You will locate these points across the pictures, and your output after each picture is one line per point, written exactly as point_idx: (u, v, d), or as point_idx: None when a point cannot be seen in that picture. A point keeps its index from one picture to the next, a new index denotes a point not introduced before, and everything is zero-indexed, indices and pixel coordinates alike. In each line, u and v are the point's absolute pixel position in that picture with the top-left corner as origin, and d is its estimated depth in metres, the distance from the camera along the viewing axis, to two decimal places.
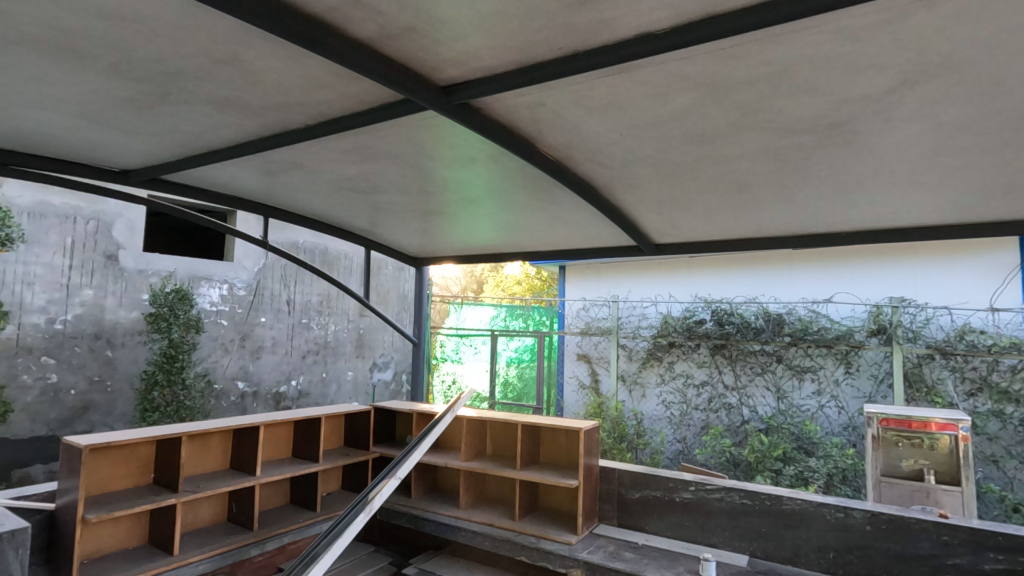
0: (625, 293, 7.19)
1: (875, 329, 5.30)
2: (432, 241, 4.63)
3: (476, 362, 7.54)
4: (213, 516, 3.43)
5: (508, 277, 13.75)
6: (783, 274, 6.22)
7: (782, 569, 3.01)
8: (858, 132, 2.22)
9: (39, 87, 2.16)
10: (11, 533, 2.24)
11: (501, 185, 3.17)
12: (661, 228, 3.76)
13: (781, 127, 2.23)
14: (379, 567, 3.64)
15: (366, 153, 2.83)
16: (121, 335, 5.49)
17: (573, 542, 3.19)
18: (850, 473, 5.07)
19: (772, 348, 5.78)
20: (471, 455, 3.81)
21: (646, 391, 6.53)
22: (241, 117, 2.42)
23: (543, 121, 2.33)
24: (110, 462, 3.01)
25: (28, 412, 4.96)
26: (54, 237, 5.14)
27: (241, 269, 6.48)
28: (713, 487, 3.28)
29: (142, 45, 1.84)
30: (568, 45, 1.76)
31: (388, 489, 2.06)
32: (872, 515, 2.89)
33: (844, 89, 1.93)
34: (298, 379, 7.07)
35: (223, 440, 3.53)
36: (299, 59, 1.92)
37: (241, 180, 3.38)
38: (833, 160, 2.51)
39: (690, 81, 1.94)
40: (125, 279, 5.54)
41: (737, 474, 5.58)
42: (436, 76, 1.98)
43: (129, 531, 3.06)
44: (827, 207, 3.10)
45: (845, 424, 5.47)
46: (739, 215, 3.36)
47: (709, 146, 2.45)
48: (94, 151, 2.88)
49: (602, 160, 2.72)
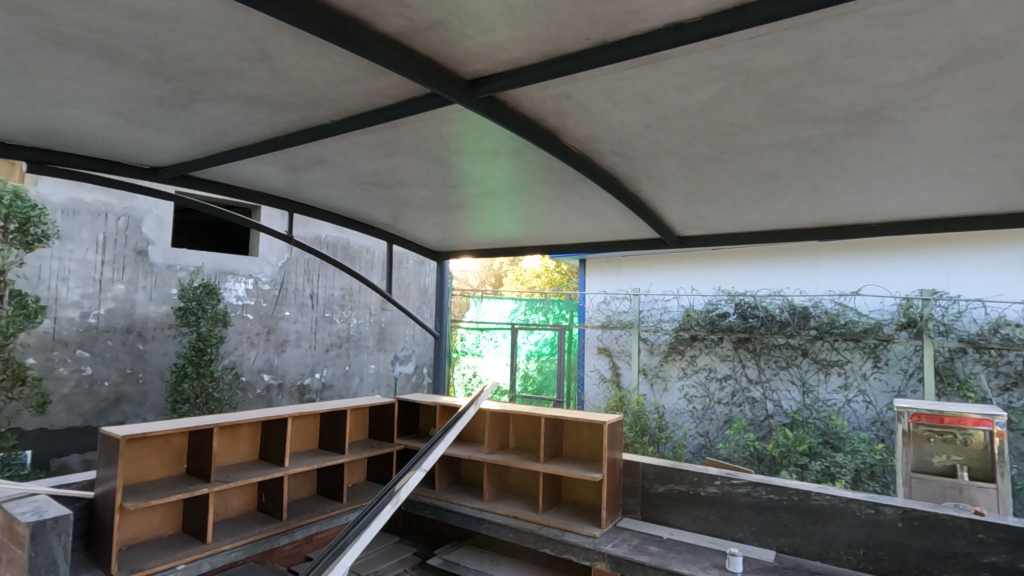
0: (646, 286, 7.14)
1: (905, 322, 5.18)
2: (453, 235, 4.65)
3: (496, 356, 7.59)
4: (244, 505, 3.52)
5: (528, 271, 13.80)
6: (809, 267, 6.10)
7: (810, 565, 2.97)
8: (893, 120, 2.16)
9: (76, 87, 2.21)
10: (54, 520, 2.33)
11: (524, 178, 3.16)
12: (685, 221, 3.73)
13: (813, 116, 2.18)
14: (404, 558, 3.68)
15: (390, 149, 2.85)
16: (151, 329, 5.65)
17: (598, 535, 3.19)
18: (879, 468, 4.99)
19: (797, 342, 5.69)
20: (494, 448, 3.83)
21: (668, 385, 6.50)
22: (269, 113, 2.45)
23: (569, 114, 2.32)
24: (146, 452, 3.09)
25: (65, 403, 5.11)
26: (87, 233, 5.27)
27: (266, 264, 6.58)
28: (739, 481, 3.25)
29: (175, 43, 1.87)
30: (596, 37, 1.75)
31: (414, 480, 2.04)
32: (904, 511, 2.84)
33: (879, 76, 1.88)
34: (321, 372, 7.18)
35: (253, 432, 3.60)
36: (327, 55, 1.94)
37: (268, 177, 3.43)
38: (867, 150, 2.45)
39: (719, 71, 1.91)
40: (154, 274, 5.68)
41: (762, 469, 5.52)
42: (463, 70, 1.98)
43: (164, 520, 3.15)
44: (858, 197, 3.04)
45: (873, 419, 5.38)
46: (766, 207, 3.31)
47: (737, 136, 2.41)
48: (127, 150, 2.94)
49: (627, 152, 2.69)
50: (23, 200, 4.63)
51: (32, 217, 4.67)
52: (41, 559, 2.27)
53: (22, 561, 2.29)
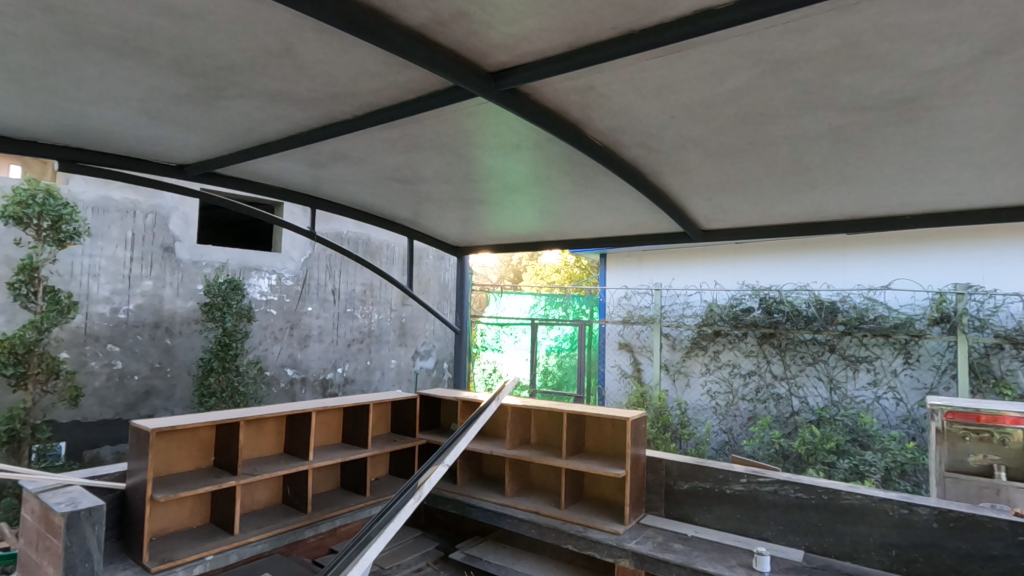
0: (667, 281, 7.05)
1: (938, 317, 5.05)
2: (473, 229, 4.64)
3: (516, 351, 7.56)
4: (270, 498, 3.57)
5: (547, 266, 13.74)
6: (837, 261, 5.95)
7: (840, 565, 2.91)
8: (931, 107, 2.08)
9: (105, 86, 2.24)
10: (88, 511, 2.38)
11: (546, 172, 3.13)
12: (709, 214, 3.66)
13: (846, 104, 2.11)
14: (426, 552, 3.70)
15: (412, 144, 2.85)
16: (179, 324, 5.76)
17: (621, 532, 3.17)
18: (910, 467, 4.87)
19: (824, 337, 5.57)
20: (516, 443, 3.82)
21: (690, 380, 6.42)
22: (292, 109, 2.46)
23: (593, 105, 2.28)
24: (175, 445, 3.15)
25: (97, 396, 5.26)
26: (116, 230, 5.39)
27: (288, 260, 6.66)
28: (766, 479, 3.19)
29: (201, 40, 1.89)
30: (623, 25, 1.71)
31: (437, 475, 2.03)
32: (939, 512, 2.76)
33: (918, 62, 1.80)
34: (343, 367, 7.26)
35: (277, 426, 3.65)
36: (350, 50, 1.93)
37: (291, 173, 3.45)
38: (902, 139, 2.37)
39: (750, 59, 1.86)
40: (181, 270, 5.79)
41: (787, 467, 5.43)
42: (485, 62, 1.95)
43: (192, 511, 3.20)
44: (891, 188, 2.94)
45: (904, 417, 5.24)
46: (794, 199, 3.23)
47: (766, 127, 2.35)
48: (155, 148, 2.99)
49: (651, 144, 2.64)
50: (55, 199, 4.71)
51: (64, 215, 4.73)
52: (76, 548, 2.33)
53: (58, 550, 2.35)
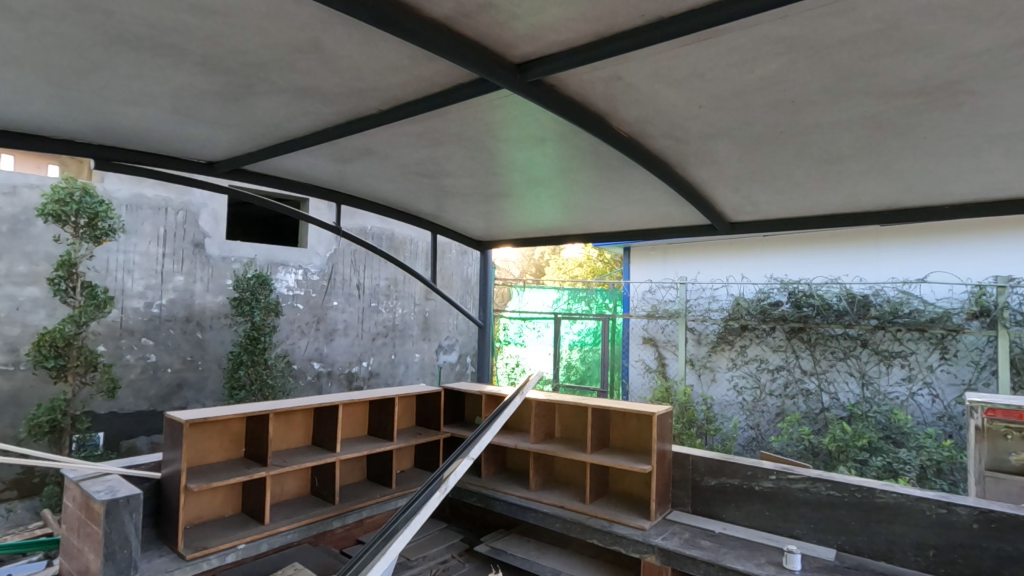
0: (693, 275, 6.94)
1: (977, 311, 4.88)
2: (496, 223, 4.63)
3: (539, 345, 7.53)
4: (298, 489, 3.63)
5: (569, 260, 13.72)
6: (870, 253, 5.78)
7: (874, 565, 2.84)
8: (974, 91, 2.00)
9: (139, 84, 2.29)
10: (127, 499, 2.46)
11: (571, 164, 3.10)
12: (737, 206, 3.59)
13: (884, 90, 2.04)
14: (451, 545, 3.73)
15: (436, 138, 2.85)
16: (209, 318, 5.89)
17: (647, 527, 3.14)
18: (946, 466, 4.72)
19: (856, 332, 5.43)
20: (540, 437, 3.82)
21: (716, 375, 6.34)
22: (319, 105, 2.48)
23: (619, 96, 2.25)
24: (207, 436, 3.23)
25: (132, 388, 5.42)
26: (149, 227, 5.53)
27: (314, 255, 6.74)
28: (796, 477, 3.13)
29: (230, 37, 1.90)
30: (652, 12, 1.67)
31: (463, 468, 1.93)
32: (980, 512, 2.67)
33: (961, 44, 1.73)
34: (368, 360, 7.35)
35: (306, 418, 3.71)
36: (376, 44, 1.94)
37: (317, 169, 3.48)
38: (942, 125, 2.28)
39: (783, 46, 1.80)
40: (211, 265, 5.91)
41: (817, 464, 5.31)
42: (510, 53, 1.94)
43: (225, 501, 3.28)
44: (930, 177, 2.83)
45: (940, 413, 5.09)
46: (826, 189, 3.14)
47: (798, 115, 2.28)
48: (185, 145, 3.05)
49: (679, 135, 2.59)
50: (91, 196, 4.84)
51: (99, 212, 4.86)
52: (115, 534, 2.42)
53: (98, 536, 2.44)
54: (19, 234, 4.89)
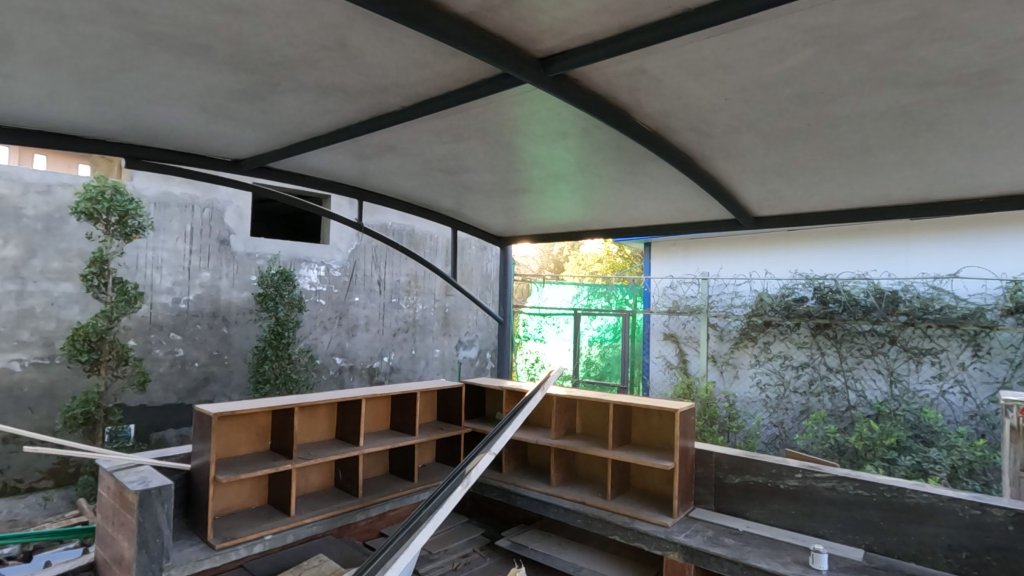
0: (715, 271, 6.84)
1: (1011, 308, 4.74)
2: (516, 219, 4.62)
3: (558, 341, 7.60)
4: (323, 482, 3.69)
5: (588, 255, 13.67)
6: (899, 247, 5.64)
7: (904, 565, 2.78)
8: (1012, 79, 1.93)
9: (169, 84, 2.34)
10: (158, 489, 2.53)
11: (592, 159, 3.07)
12: (762, 200, 3.52)
13: (917, 80, 1.98)
14: (472, 538, 3.75)
15: (458, 134, 2.85)
16: (235, 313, 6.00)
17: (669, 524, 3.12)
18: (978, 466, 4.62)
19: (883, 329, 5.33)
20: (561, 433, 3.81)
21: (738, 372, 6.25)
22: (343, 102, 2.50)
23: (643, 90, 2.22)
24: (234, 429, 3.29)
25: (161, 381, 5.56)
26: (176, 224, 5.66)
27: (336, 252, 6.81)
28: (823, 475, 3.08)
29: (258, 36, 1.93)
30: (678, 3, 1.64)
31: (484, 463, 1.95)
32: (1015, 514, 2.59)
33: (1000, 32, 1.67)
34: (389, 355, 7.42)
35: (329, 412, 3.76)
36: (400, 40, 1.94)
37: (339, 166, 3.51)
38: (979, 115, 2.20)
39: (813, 36, 1.76)
40: (236, 261, 6.02)
41: (843, 463, 5.22)
42: (534, 47, 1.93)
43: (252, 492, 3.35)
44: (964, 169, 2.75)
45: (972, 412, 4.96)
46: (854, 182, 3.06)
47: (829, 106, 2.23)
48: (213, 144, 3.10)
49: (703, 128, 2.56)
50: (122, 194, 4.93)
51: (129, 210, 4.95)
52: (147, 523, 2.48)
53: (131, 525, 2.51)
54: (53, 232, 5.03)
